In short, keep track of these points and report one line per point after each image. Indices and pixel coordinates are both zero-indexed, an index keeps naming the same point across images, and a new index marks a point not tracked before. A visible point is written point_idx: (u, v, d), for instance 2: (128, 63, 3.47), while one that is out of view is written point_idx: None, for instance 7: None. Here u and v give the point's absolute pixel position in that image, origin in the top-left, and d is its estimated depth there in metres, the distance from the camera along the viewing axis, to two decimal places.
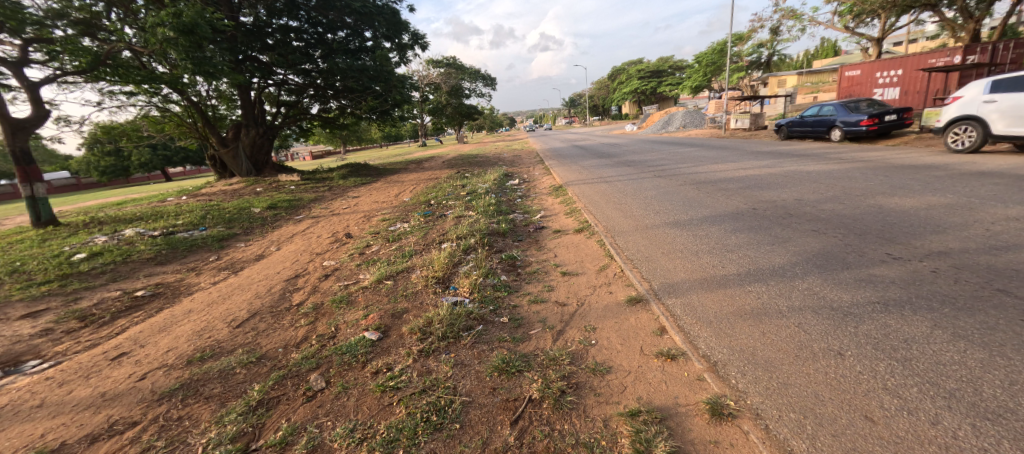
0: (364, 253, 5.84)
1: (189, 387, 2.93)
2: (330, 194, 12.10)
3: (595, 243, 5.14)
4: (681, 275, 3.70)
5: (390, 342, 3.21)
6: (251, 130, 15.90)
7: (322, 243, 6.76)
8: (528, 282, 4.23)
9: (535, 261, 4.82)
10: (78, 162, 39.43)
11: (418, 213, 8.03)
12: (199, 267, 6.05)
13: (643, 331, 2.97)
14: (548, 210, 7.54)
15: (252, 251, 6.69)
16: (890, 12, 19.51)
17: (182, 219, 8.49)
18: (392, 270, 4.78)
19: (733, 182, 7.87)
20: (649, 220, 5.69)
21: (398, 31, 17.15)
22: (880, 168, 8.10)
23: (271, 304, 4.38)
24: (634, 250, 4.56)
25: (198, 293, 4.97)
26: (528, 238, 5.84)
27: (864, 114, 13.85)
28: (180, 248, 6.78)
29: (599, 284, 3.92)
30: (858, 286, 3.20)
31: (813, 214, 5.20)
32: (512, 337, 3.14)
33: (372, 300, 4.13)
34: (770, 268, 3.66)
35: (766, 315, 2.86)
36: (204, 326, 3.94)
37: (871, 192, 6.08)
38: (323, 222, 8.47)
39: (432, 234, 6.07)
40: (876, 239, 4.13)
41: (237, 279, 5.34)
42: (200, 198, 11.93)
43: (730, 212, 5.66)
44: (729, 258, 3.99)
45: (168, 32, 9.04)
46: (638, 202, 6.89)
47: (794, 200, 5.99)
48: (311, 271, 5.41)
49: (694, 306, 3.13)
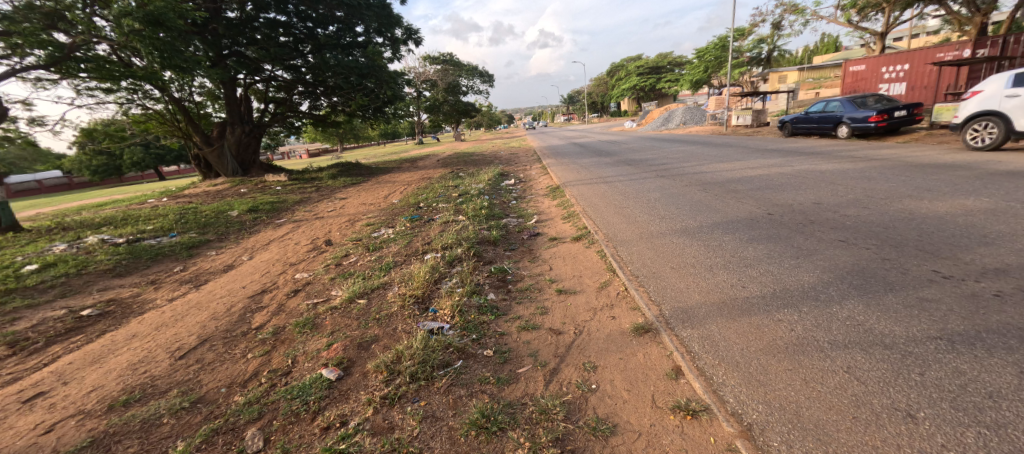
0: (341, 264, 5.31)
1: (100, 444, 2.41)
2: (316, 195, 11.55)
3: (595, 254, 4.60)
4: (696, 297, 3.18)
5: (350, 383, 2.68)
6: (237, 128, 15.31)
7: (298, 252, 6.22)
8: (519, 303, 3.69)
9: (528, 275, 4.30)
10: (68, 159, 38.58)
11: (405, 217, 7.50)
12: (160, 279, 5.52)
13: (655, 373, 2.45)
14: (544, 214, 7.01)
15: (222, 261, 6.15)
16: (895, 6, 18.95)
17: (152, 224, 7.95)
18: (366, 287, 4.24)
19: (742, 183, 7.34)
20: (653, 227, 5.17)
21: (391, 26, 16.54)
22: (898, 167, 7.58)
23: (226, 327, 3.85)
24: (639, 264, 4.01)
25: (150, 312, 4.44)
26: (522, 247, 5.31)
27: (872, 110, 13.33)
28: (144, 257, 6.26)
29: (599, 307, 3.40)
30: (909, 314, 2.67)
31: (836, 221, 4.69)
32: (496, 378, 2.61)
33: (340, 324, 3.61)
34: (799, 288, 3.14)
35: (806, 355, 2.34)
36: (142, 356, 3.41)
37: (896, 194, 5.56)
38: (304, 227, 7.93)
39: (416, 242, 5.53)
40: (916, 251, 3.60)
41: (197, 295, 4.81)
42: (180, 200, 11.40)
43: (743, 218, 5.14)
44: (750, 275, 3.46)
45: (134, 24, 8.42)
46: (641, 206, 6.36)
47: (812, 204, 5.47)
48: (280, 285, 4.88)
49: (715, 337, 2.62)
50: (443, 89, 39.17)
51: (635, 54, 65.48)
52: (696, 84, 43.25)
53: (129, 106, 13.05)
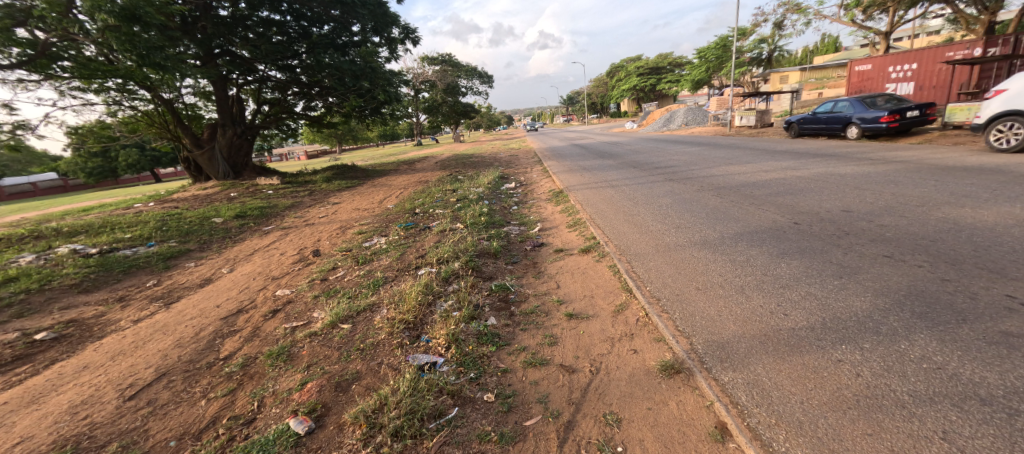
0: (327, 279, 4.84)
1: None
2: (308, 200, 11.09)
3: (607, 270, 4.13)
4: (732, 326, 2.72)
5: (321, 440, 2.23)
6: (228, 130, 14.82)
7: (283, 264, 5.75)
8: (523, 330, 3.23)
9: (533, 295, 3.84)
10: (63, 160, 37.87)
11: (399, 225, 7.04)
12: (130, 296, 5.07)
13: (694, 431, 2.01)
14: (547, 221, 6.55)
15: (200, 274, 5.69)
16: (902, 4, 18.53)
17: (130, 232, 7.49)
18: (351, 309, 3.76)
19: (759, 187, 6.88)
20: (670, 238, 4.70)
21: (387, 25, 16.08)
22: (923, 171, 7.12)
23: (189, 358, 3.39)
24: (659, 283, 3.54)
25: (110, 337, 3.98)
26: (525, 260, 4.83)
27: (883, 110, 12.88)
28: (116, 270, 5.80)
29: (618, 337, 2.94)
30: (997, 353, 2.22)
31: (873, 232, 4.22)
32: (499, 435, 2.19)
33: (319, 355, 3.16)
34: (853, 317, 2.69)
35: (884, 412, 1.91)
36: (87, 396, 2.97)
37: (931, 201, 5.09)
38: (292, 235, 7.46)
39: (409, 255, 5.05)
40: (980, 271, 3.13)
41: (167, 316, 4.35)
42: (166, 204, 10.95)
43: (768, 228, 4.68)
44: (790, 299, 3.00)
45: (109, 19, 8.02)
46: (653, 214, 5.88)
47: (841, 211, 5.01)
48: (258, 304, 4.42)
49: (766, 383, 2.17)
50: (442, 89, 38.64)
51: (634, 56, 65.15)
52: (697, 85, 42.80)
53: (116, 108, 12.61)
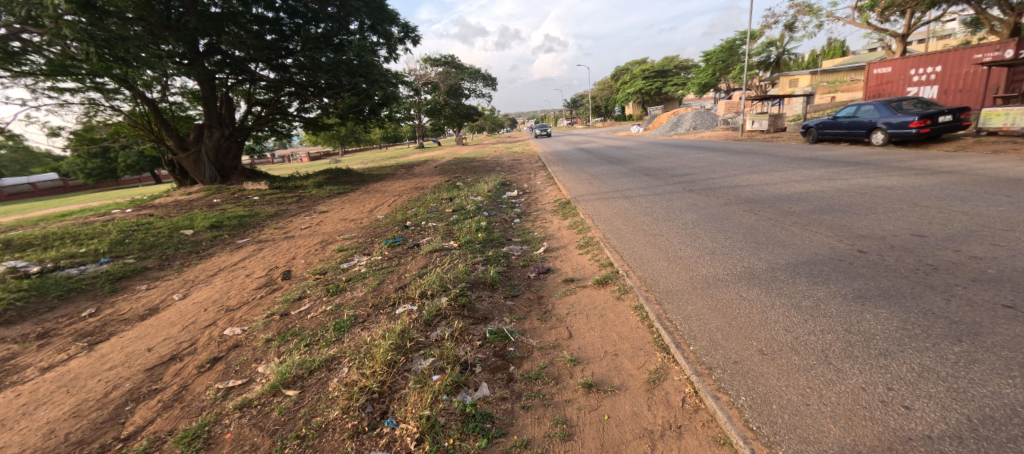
0: (287, 314, 3.97)
1: None
2: (294, 208, 10.25)
3: (632, 313, 3.25)
4: (834, 429, 1.89)
5: None
6: (215, 131, 13.98)
7: (244, 290, 4.90)
8: (526, 408, 2.37)
9: (539, 348, 2.97)
10: (62, 161, 37.30)
11: (384, 241, 6.20)
12: (56, 330, 4.24)
13: None
14: (554, 239, 5.67)
15: (147, 302, 4.85)
16: (922, 6, 17.69)
17: (85, 246, 6.66)
18: (301, 367, 2.88)
19: (798, 202, 5.99)
20: (705, 270, 3.81)
21: (385, 22, 15.23)
22: (982, 184, 6.22)
23: (79, 438, 2.56)
24: (708, 339, 2.68)
25: (0, 396, 3.16)
26: (527, 292, 3.97)
27: (911, 114, 11.89)
28: (51, 295, 4.98)
29: (663, 428, 2.10)
30: None
31: (971, 268, 3.32)
32: None
33: (243, 444, 2.32)
34: (1014, 419, 1.83)
35: None
36: None
37: (1020, 224, 4.20)
38: (266, 251, 6.59)
39: (387, 286, 4.18)
40: None
41: (84, 362, 3.53)
42: (141, 211, 10.16)
43: (827, 258, 3.79)
44: (903, 378, 2.13)
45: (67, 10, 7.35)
46: (679, 234, 5.00)
47: (912, 236, 4.13)
48: (196, 350, 3.54)
49: None
50: (444, 91, 37.88)
51: (639, 60, 64.29)
52: (703, 88, 41.80)
53: (96, 109, 11.90)
